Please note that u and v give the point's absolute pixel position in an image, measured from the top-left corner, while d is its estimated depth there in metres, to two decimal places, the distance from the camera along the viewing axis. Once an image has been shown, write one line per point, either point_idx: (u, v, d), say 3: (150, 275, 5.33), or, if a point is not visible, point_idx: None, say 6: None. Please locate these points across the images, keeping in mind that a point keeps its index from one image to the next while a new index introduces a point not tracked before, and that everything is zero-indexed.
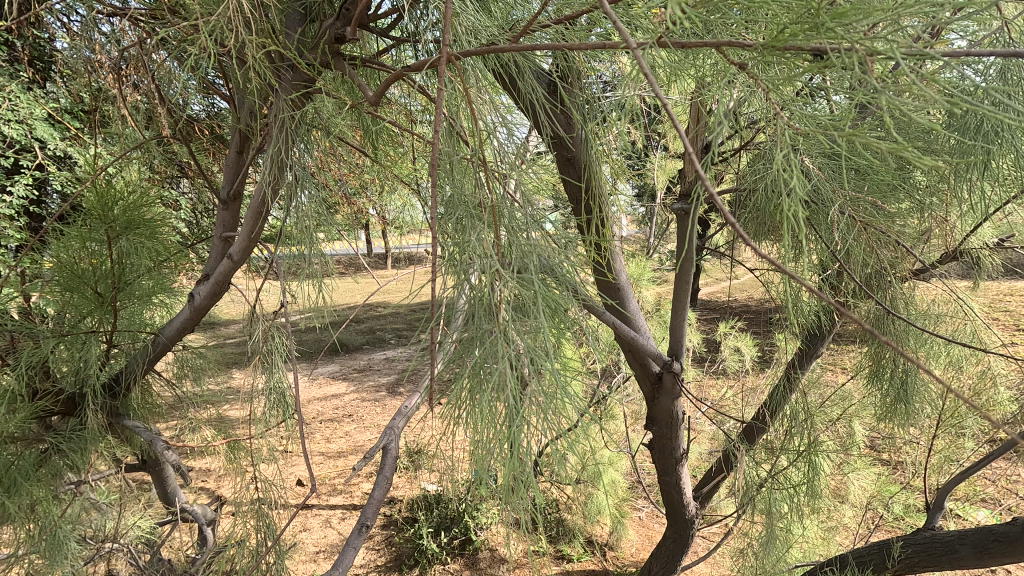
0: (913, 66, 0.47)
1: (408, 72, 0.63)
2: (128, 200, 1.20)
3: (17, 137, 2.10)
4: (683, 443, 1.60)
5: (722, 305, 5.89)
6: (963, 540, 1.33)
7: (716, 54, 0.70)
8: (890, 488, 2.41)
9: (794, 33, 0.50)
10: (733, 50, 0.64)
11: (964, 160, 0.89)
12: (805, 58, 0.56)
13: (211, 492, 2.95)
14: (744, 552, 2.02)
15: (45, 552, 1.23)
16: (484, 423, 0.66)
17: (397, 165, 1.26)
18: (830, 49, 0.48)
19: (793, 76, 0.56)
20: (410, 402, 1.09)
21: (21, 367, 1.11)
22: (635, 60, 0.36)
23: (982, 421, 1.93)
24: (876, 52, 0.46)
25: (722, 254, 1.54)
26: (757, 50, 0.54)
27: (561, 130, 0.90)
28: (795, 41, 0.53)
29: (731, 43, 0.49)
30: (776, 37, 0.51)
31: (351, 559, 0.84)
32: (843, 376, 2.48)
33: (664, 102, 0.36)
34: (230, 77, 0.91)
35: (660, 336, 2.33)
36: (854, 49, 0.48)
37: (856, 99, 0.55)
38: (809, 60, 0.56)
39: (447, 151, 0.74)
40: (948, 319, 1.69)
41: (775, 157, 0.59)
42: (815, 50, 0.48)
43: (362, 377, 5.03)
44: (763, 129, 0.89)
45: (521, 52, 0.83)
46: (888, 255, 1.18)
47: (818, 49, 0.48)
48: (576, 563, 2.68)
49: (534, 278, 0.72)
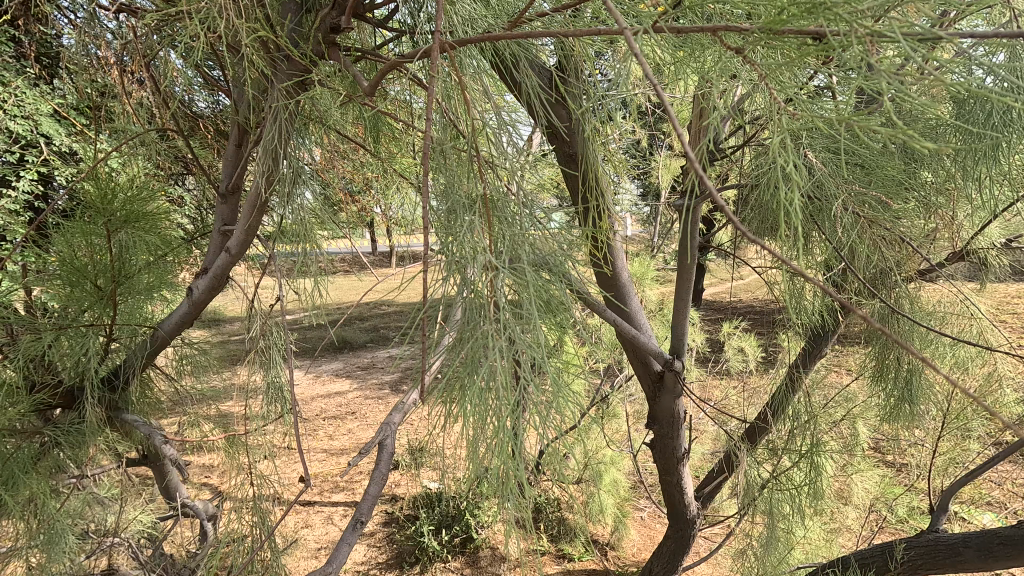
0: (917, 47, 0.45)
1: (401, 61, 0.62)
2: (129, 193, 1.20)
3: (23, 134, 2.12)
4: (684, 443, 1.59)
5: (727, 306, 5.87)
6: (968, 543, 1.31)
7: (718, 45, 0.68)
8: (895, 491, 2.40)
9: (794, 15, 0.49)
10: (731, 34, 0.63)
11: (969, 154, 0.88)
12: (805, 44, 0.55)
13: (213, 488, 2.96)
14: (747, 553, 2.00)
15: (44, 545, 1.23)
16: (476, 419, 0.66)
17: (397, 160, 1.25)
18: (828, 32, 0.47)
19: (794, 60, 0.55)
20: (408, 399, 1.09)
21: (20, 359, 1.13)
22: (631, 44, 0.35)
23: (989, 424, 1.91)
24: (877, 33, 0.45)
25: (726, 253, 1.53)
26: (752, 34, 0.52)
27: (558, 120, 0.88)
28: (793, 25, 0.52)
29: (729, 26, 0.47)
30: (773, 20, 0.49)
31: (346, 554, 0.83)
32: (848, 377, 2.47)
33: (659, 86, 0.34)
34: (228, 70, 0.91)
35: (663, 336, 2.32)
36: (853, 31, 0.46)
37: (856, 83, 0.53)
38: (812, 42, 0.54)
39: (442, 144, 0.73)
40: (955, 320, 1.68)
41: (774, 143, 0.58)
42: (815, 32, 0.46)
43: (366, 374, 5.04)
44: (766, 124, 0.88)
45: (519, 42, 0.83)
46: (894, 254, 1.17)
47: (817, 32, 0.46)
48: (576, 562, 2.63)
49: (529, 272, 0.71)
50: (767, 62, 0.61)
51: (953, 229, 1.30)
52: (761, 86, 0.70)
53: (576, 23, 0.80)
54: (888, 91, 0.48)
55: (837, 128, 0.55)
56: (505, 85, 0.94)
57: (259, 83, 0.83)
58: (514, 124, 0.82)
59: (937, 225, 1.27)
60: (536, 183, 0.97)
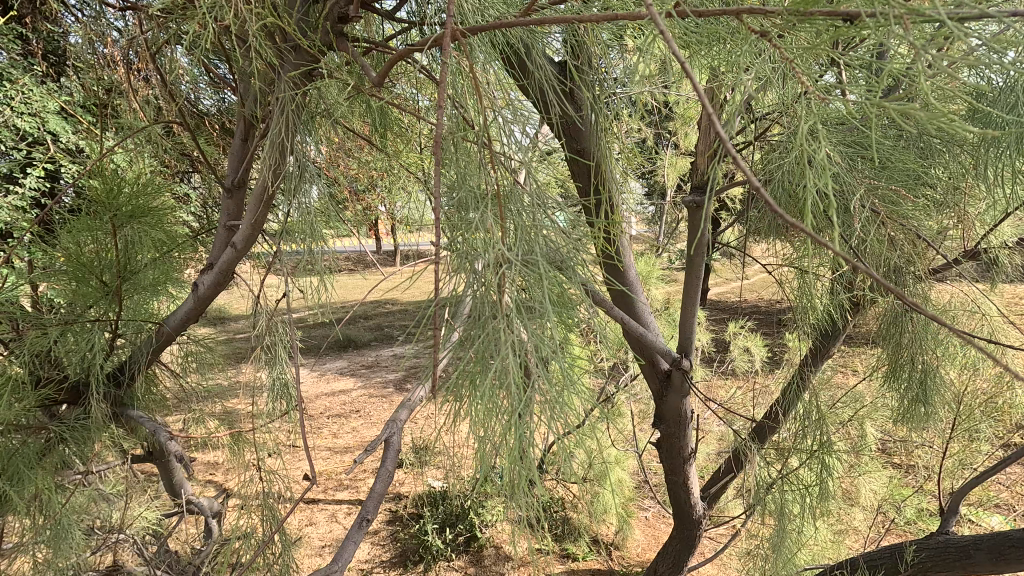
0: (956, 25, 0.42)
1: (411, 50, 0.60)
2: (134, 188, 1.19)
3: (31, 132, 2.13)
4: (691, 443, 1.57)
5: (732, 305, 5.83)
6: (979, 545, 1.29)
7: (738, 33, 0.66)
8: (903, 493, 2.37)
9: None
10: (754, 18, 0.61)
11: (994, 146, 0.85)
12: (835, 26, 0.52)
13: (218, 486, 2.97)
14: (753, 554, 1.99)
15: (49, 541, 1.23)
16: (487, 416, 0.65)
17: (404, 156, 1.24)
18: (864, 12, 0.43)
19: (820, 45, 0.53)
20: (413, 396, 1.08)
21: (25, 355, 1.13)
22: (659, 23, 0.33)
23: (998, 424, 1.89)
24: (915, 11, 0.41)
25: (733, 250, 1.52)
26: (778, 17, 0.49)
27: (571, 112, 0.87)
28: (825, 8, 0.50)
29: (755, 8, 0.45)
30: (802, 1, 0.46)
31: (351, 553, 0.82)
32: (854, 377, 2.45)
33: (690, 70, 0.32)
34: (235, 62, 0.90)
35: (670, 336, 2.29)
36: (890, 11, 0.43)
37: (888, 66, 0.50)
38: (841, 25, 0.51)
39: (452, 136, 0.72)
40: (965, 319, 1.66)
41: (799, 130, 0.55)
42: (846, 12, 0.43)
43: (370, 373, 5.04)
44: (779, 117, 0.86)
45: (531, 33, 0.82)
46: (906, 251, 1.15)
47: (849, 12, 0.43)
48: (580, 561, 2.63)
49: (541, 266, 0.70)
50: (785, 51, 0.60)
51: (966, 226, 1.28)
52: (776, 77, 0.69)
53: (590, 13, 0.78)
54: (923, 74, 0.45)
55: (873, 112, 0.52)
56: (515, 76, 0.92)
57: (266, 75, 0.82)
58: (526, 116, 0.80)
59: (950, 222, 1.25)
60: (547, 179, 0.97)
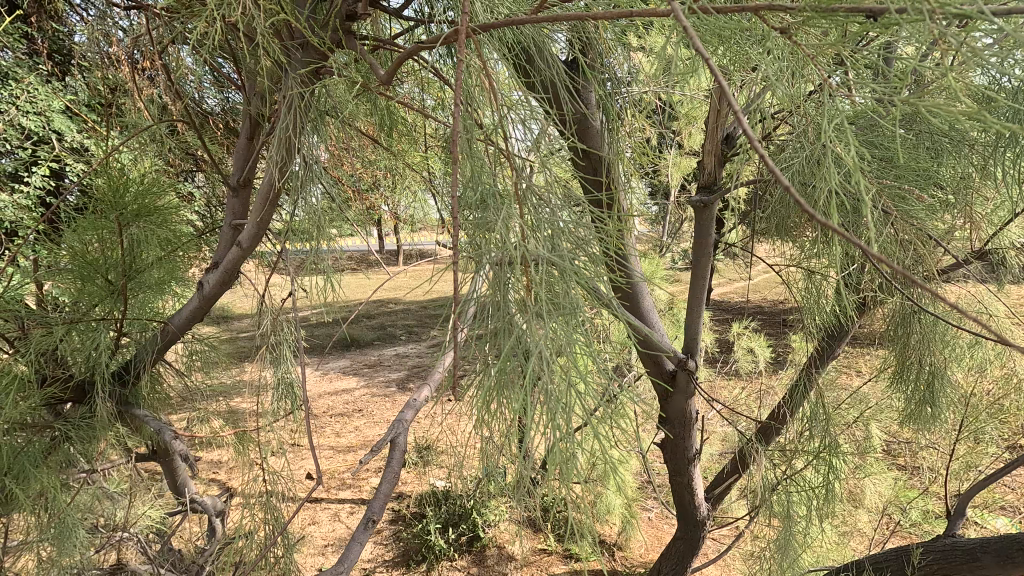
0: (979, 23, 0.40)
1: (421, 49, 0.60)
2: (140, 186, 1.19)
3: (34, 130, 2.12)
4: (695, 444, 1.56)
5: (733, 306, 5.84)
6: (986, 548, 1.28)
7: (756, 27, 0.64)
8: (908, 494, 2.36)
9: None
10: (771, 12, 0.60)
11: (1008, 146, 0.84)
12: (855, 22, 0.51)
13: (221, 485, 2.98)
14: (758, 556, 1.97)
15: (54, 540, 1.23)
16: (493, 418, 0.65)
17: (409, 156, 1.24)
18: (888, 8, 0.41)
19: (839, 42, 0.51)
20: (419, 396, 1.07)
21: (30, 353, 1.12)
22: (680, 14, 0.31)
23: (1004, 426, 1.88)
24: (942, 7, 0.39)
25: (738, 250, 1.51)
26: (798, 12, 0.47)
27: (580, 110, 0.87)
28: (849, 2, 0.48)
29: (774, 5, 0.43)
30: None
31: (357, 554, 0.82)
32: (859, 378, 2.43)
33: (711, 60, 0.31)
34: (241, 60, 0.89)
35: (674, 336, 2.28)
36: (915, 8, 0.41)
37: (909, 66, 0.49)
38: (864, 18, 0.49)
39: (459, 137, 0.72)
40: (973, 321, 1.65)
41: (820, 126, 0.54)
42: (870, 8, 0.41)
43: (373, 372, 5.04)
44: (789, 116, 0.85)
45: (540, 32, 0.82)
46: (915, 251, 1.14)
47: (873, 8, 0.41)
48: (583, 562, 2.62)
49: (550, 267, 0.70)
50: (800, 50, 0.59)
51: (974, 226, 1.27)
52: (786, 77, 0.69)
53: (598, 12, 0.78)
54: (948, 74, 0.43)
55: (891, 111, 0.51)
56: (523, 76, 0.92)
57: (273, 75, 0.82)
58: (536, 114, 0.80)
59: (957, 223, 1.24)
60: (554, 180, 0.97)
